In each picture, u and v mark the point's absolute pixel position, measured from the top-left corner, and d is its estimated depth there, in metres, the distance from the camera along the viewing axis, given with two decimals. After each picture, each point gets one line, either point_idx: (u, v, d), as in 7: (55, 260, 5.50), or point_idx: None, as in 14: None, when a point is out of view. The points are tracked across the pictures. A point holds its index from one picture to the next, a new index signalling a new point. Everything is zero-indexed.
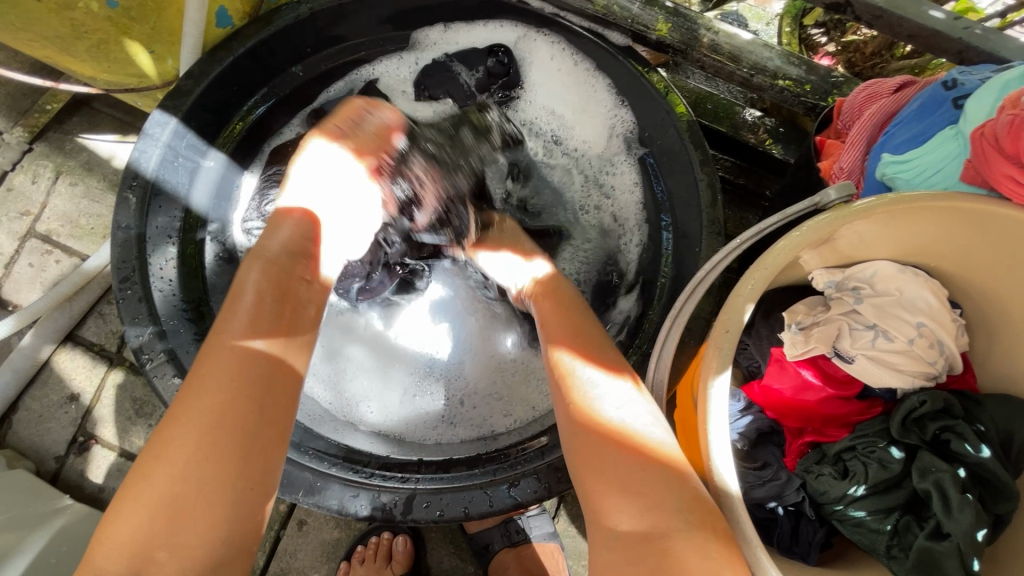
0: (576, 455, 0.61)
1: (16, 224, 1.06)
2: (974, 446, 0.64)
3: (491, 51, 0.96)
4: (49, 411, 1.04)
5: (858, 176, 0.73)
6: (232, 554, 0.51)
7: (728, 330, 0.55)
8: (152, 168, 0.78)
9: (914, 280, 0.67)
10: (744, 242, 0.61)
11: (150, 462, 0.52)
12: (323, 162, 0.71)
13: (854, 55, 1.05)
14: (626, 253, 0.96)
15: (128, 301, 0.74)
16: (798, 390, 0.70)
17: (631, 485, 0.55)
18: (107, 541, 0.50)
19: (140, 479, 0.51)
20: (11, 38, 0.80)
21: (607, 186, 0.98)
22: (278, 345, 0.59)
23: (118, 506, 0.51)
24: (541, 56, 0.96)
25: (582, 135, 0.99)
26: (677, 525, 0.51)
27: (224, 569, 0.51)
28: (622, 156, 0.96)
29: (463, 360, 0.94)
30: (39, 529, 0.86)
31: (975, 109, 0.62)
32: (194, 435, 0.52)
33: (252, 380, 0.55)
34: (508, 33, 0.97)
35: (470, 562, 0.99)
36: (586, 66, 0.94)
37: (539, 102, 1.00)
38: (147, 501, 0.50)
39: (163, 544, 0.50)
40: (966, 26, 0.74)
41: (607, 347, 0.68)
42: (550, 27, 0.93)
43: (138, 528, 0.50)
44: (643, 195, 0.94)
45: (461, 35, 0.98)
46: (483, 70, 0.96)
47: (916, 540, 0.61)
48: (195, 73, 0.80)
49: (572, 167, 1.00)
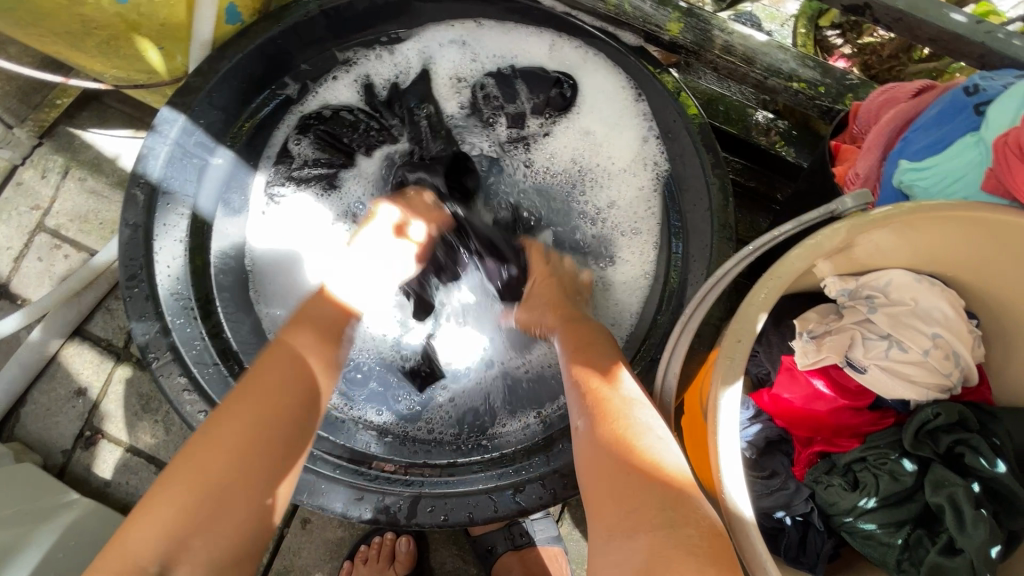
0: (587, 456, 0.58)
1: (25, 218, 1.06)
2: (989, 460, 0.63)
3: (556, 80, 0.93)
4: (57, 405, 1.04)
5: (875, 182, 0.72)
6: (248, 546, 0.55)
7: (740, 340, 0.54)
8: (159, 169, 0.78)
9: (928, 290, 0.65)
10: (760, 247, 0.59)
11: (198, 445, 0.56)
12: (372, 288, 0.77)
13: (871, 57, 1.04)
14: (639, 272, 0.93)
15: (134, 299, 0.74)
16: (809, 400, 0.69)
17: (629, 499, 0.52)
18: (139, 524, 0.53)
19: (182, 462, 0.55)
20: (21, 34, 0.79)
21: (629, 206, 0.94)
22: (323, 356, 0.66)
23: (161, 488, 0.54)
24: (592, 81, 0.94)
25: (609, 162, 0.95)
26: (660, 519, 0.50)
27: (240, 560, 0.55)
28: (651, 167, 0.91)
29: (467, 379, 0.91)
30: (47, 523, 0.86)
31: (997, 115, 0.61)
32: (244, 433, 0.57)
33: (303, 390, 0.62)
34: (540, 45, 0.95)
35: (472, 564, 0.99)
36: (629, 83, 0.91)
37: (578, 123, 0.96)
38: (195, 488, 0.54)
39: (195, 534, 0.53)
40: (988, 30, 0.72)
41: (608, 360, 0.66)
42: (568, 27, 0.91)
43: (174, 514, 0.53)
44: (661, 224, 0.91)
45: (494, 35, 0.95)
46: (543, 97, 0.94)
47: (927, 554, 0.61)
48: (204, 70, 0.79)
49: (603, 181, 0.95)
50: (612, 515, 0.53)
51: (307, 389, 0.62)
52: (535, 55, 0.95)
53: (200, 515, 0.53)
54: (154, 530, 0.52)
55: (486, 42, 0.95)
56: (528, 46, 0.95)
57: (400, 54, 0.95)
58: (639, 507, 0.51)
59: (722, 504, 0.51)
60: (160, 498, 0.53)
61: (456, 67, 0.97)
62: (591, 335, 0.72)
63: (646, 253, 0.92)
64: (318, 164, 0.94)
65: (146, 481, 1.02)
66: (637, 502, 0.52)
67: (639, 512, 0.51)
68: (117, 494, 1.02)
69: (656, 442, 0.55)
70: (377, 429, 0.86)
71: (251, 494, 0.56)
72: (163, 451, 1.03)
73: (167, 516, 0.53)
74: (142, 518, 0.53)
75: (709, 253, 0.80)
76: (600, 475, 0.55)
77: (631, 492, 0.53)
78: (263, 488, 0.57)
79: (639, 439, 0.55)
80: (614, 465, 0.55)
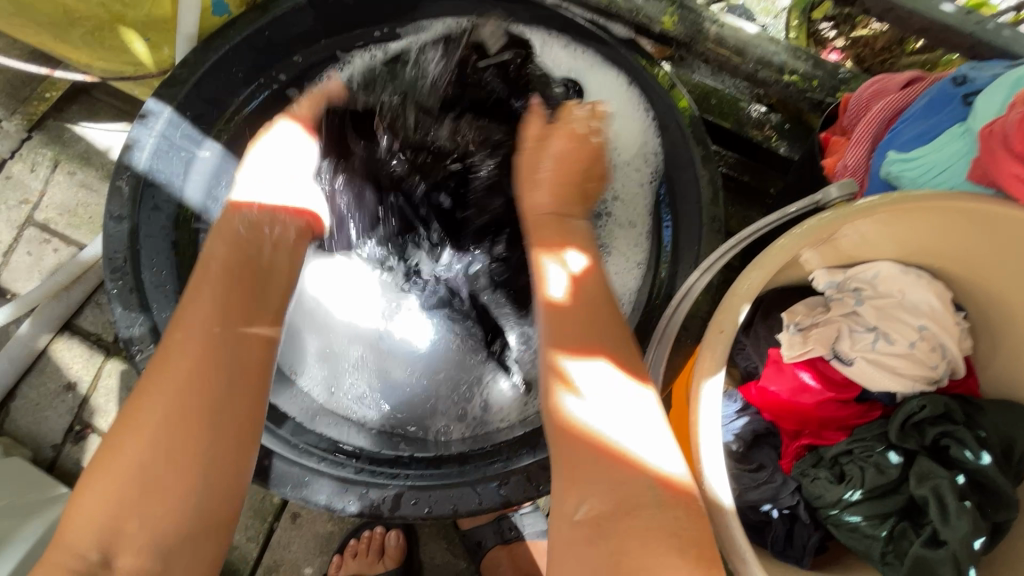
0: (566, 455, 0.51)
1: (14, 212, 1.06)
2: (974, 453, 0.63)
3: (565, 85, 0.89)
4: (46, 399, 1.04)
5: (863, 174, 0.71)
6: (197, 520, 0.54)
7: (723, 331, 0.54)
8: (144, 160, 0.78)
9: (916, 282, 0.65)
10: (742, 241, 0.60)
11: (123, 428, 0.55)
12: (283, 144, 0.78)
13: (863, 50, 1.02)
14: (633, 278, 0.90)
15: (120, 292, 0.74)
16: (795, 393, 0.69)
17: (626, 506, 0.47)
18: (79, 513, 0.53)
19: (111, 447, 0.55)
20: (6, 24, 0.79)
21: (620, 211, 0.93)
22: (237, 316, 0.63)
23: (93, 477, 0.54)
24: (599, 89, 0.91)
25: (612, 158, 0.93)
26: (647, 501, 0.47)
27: (194, 535, 0.54)
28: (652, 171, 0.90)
29: (456, 377, 0.90)
30: (33, 517, 0.86)
31: (984, 106, 0.60)
32: (162, 407, 0.55)
33: (217, 348, 0.59)
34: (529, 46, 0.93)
35: (462, 558, 0.98)
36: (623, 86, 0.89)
37: None
38: (115, 475, 0.53)
39: (133, 517, 0.53)
40: (978, 21, 0.72)
41: (612, 334, 0.57)
42: (569, 29, 0.89)
43: (109, 499, 0.53)
44: (654, 222, 0.90)
45: None
46: None
47: (911, 547, 0.61)
48: (190, 61, 0.79)
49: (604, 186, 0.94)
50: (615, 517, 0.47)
51: (222, 343, 0.60)
52: None
53: (132, 498, 0.53)
54: (87, 516, 0.53)
55: None
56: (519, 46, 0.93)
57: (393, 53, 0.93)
58: (612, 487, 0.48)
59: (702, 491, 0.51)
60: (86, 490, 0.54)
61: None
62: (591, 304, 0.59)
63: (632, 255, 0.91)
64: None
65: None
66: (626, 497, 0.48)
67: (619, 494, 0.48)
68: None
69: (637, 419, 0.51)
70: (366, 423, 0.86)
71: (180, 468, 0.54)
72: None
73: (104, 502, 0.53)
74: (80, 510, 0.53)
75: (698, 246, 0.79)
76: (574, 477, 0.50)
77: (612, 488, 0.48)
78: (197, 461, 0.55)
79: (609, 430, 0.50)
80: (603, 472, 0.49)
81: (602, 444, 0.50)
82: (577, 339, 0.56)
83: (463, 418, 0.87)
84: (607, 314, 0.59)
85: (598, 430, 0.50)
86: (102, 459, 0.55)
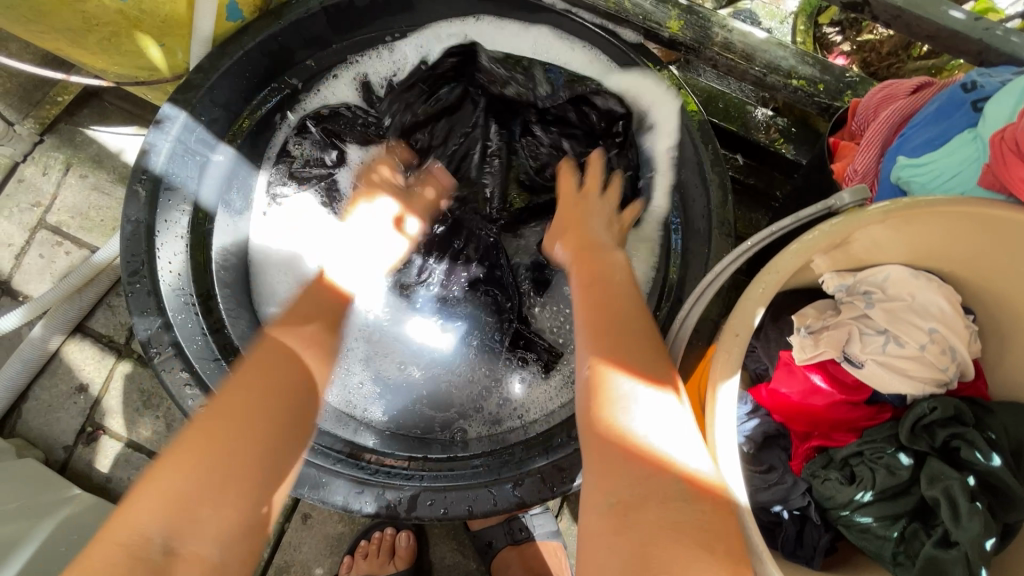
0: (598, 454, 0.53)
1: (27, 215, 1.06)
2: (985, 454, 0.63)
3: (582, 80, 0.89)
4: (59, 401, 1.04)
5: (873, 179, 0.72)
6: (258, 520, 0.54)
7: (737, 334, 0.54)
8: (161, 164, 0.79)
9: (927, 286, 0.66)
10: (754, 246, 0.60)
11: (205, 421, 0.56)
12: (366, 224, 0.87)
13: (870, 54, 1.04)
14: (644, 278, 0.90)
15: (137, 294, 0.75)
16: (806, 395, 0.69)
17: (654, 500, 0.48)
18: (144, 497, 0.51)
19: (189, 438, 0.55)
20: (22, 30, 0.79)
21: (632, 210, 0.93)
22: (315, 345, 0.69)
23: (164, 463, 0.53)
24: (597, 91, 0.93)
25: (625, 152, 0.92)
26: (676, 502, 0.48)
27: (251, 535, 0.53)
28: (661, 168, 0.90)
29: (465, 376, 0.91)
30: (47, 518, 0.87)
31: (994, 112, 0.61)
32: (247, 408, 0.58)
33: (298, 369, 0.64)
34: (524, 39, 0.94)
35: (472, 559, 0.99)
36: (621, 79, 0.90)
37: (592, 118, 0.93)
38: (192, 462, 0.53)
39: (204, 505, 0.51)
40: (987, 27, 0.73)
41: (644, 340, 0.59)
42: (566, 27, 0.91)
43: (182, 484, 0.51)
44: (662, 226, 0.90)
45: (488, 28, 0.94)
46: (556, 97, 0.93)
47: (923, 547, 0.61)
48: (205, 67, 0.80)
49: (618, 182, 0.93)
50: (645, 504, 0.48)
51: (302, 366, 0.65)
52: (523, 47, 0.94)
53: (204, 488, 0.52)
54: (154, 499, 0.50)
55: (485, 32, 0.94)
56: (520, 40, 0.94)
57: (398, 52, 0.95)
58: (643, 482, 0.49)
59: None
60: (155, 476, 0.52)
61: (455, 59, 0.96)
62: (624, 315, 0.62)
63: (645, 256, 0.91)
64: (319, 165, 0.95)
65: None
66: (656, 493, 0.48)
67: (650, 487, 0.48)
68: (118, 489, 1.02)
69: (671, 421, 0.52)
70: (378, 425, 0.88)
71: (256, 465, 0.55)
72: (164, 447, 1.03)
73: (175, 486, 0.51)
74: (145, 496, 0.51)
75: (708, 250, 0.80)
76: (606, 472, 0.51)
77: (644, 483, 0.49)
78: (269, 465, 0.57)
79: (643, 428, 0.51)
80: (634, 467, 0.50)
81: (637, 437, 0.51)
82: (628, 353, 0.57)
83: (482, 414, 0.89)
84: (640, 324, 0.61)
85: (631, 426, 0.52)
86: (177, 447, 0.54)
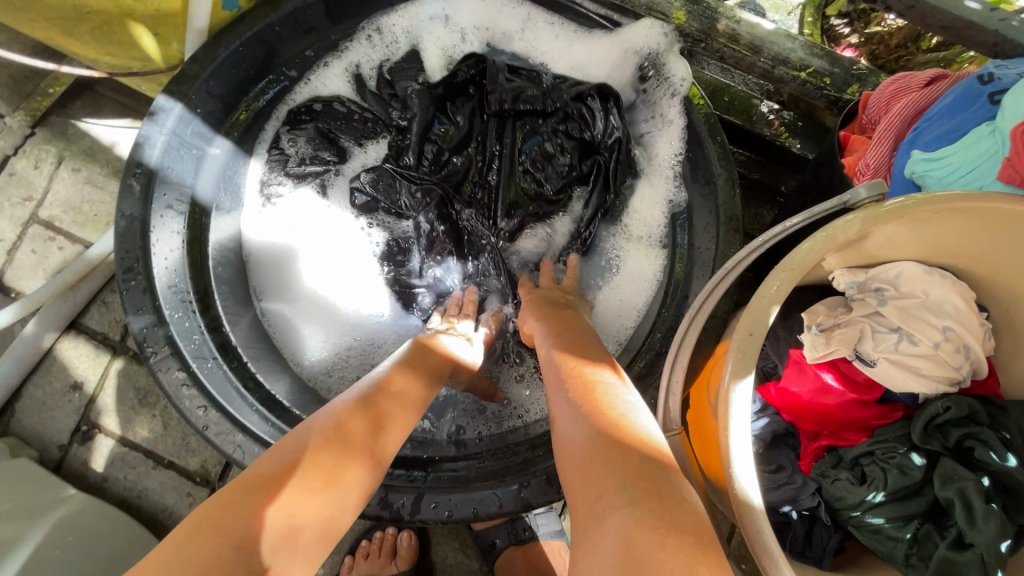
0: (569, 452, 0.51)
1: (18, 209, 1.04)
2: (1000, 454, 0.62)
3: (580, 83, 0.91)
4: (53, 399, 1.03)
5: (885, 173, 0.70)
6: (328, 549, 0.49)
7: (751, 333, 0.53)
8: (156, 157, 0.77)
9: (940, 282, 0.64)
10: (767, 243, 0.58)
11: (313, 441, 0.52)
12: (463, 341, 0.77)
13: (878, 47, 1.02)
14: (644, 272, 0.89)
15: (132, 292, 0.73)
16: (816, 394, 0.68)
17: (604, 482, 0.46)
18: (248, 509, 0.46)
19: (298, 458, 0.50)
20: (12, 18, 0.77)
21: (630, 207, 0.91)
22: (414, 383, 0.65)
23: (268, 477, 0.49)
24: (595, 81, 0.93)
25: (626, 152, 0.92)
26: (621, 487, 0.45)
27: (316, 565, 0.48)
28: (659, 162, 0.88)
29: None
30: (41, 518, 0.85)
31: (1014, 104, 0.60)
32: (351, 436, 0.54)
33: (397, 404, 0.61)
34: (513, 20, 0.93)
35: (474, 558, 0.98)
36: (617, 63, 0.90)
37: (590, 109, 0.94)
38: (300, 483, 0.48)
39: (297, 526, 0.46)
40: (1002, 18, 0.71)
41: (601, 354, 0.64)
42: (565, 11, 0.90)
43: (287, 503, 0.47)
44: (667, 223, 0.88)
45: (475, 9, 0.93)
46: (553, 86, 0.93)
47: (936, 549, 0.60)
48: (201, 57, 0.78)
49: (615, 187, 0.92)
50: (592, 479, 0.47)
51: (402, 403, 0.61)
52: (510, 29, 0.93)
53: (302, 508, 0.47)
54: (259, 513, 0.46)
55: (473, 15, 0.93)
56: (509, 22, 0.93)
57: (389, 35, 0.93)
58: (600, 466, 0.47)
59: (733, 496, 0.50)
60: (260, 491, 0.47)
61: (448, 46, 0.95)
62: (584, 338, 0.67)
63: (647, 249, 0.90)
64: (314, 162, 0.93)
65: (144, 476, 1.01)
66: (605, 476, 0.46)
67: (605, 470, 0.46)
68: (115, 489, 1.01)
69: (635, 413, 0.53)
70: None
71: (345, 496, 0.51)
72: (161, 445, 1.01)
73: (279, 503, 0.47)
74: (250, 506, 0.46)
75: (715, 247, 0.78)
76: (573, 470, 0.49)
77: (602, 464, 0.47)
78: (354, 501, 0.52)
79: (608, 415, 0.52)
80: (593, 454, 0.48)
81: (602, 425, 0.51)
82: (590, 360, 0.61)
83: (484, 414, 0.87)
84: (598, 345, 0.66)
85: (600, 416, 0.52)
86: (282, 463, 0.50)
